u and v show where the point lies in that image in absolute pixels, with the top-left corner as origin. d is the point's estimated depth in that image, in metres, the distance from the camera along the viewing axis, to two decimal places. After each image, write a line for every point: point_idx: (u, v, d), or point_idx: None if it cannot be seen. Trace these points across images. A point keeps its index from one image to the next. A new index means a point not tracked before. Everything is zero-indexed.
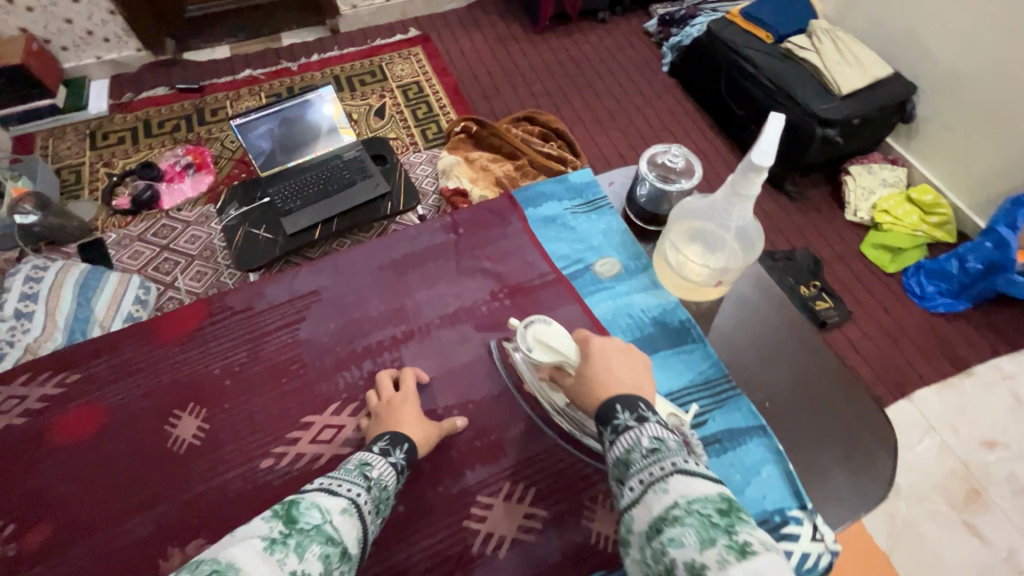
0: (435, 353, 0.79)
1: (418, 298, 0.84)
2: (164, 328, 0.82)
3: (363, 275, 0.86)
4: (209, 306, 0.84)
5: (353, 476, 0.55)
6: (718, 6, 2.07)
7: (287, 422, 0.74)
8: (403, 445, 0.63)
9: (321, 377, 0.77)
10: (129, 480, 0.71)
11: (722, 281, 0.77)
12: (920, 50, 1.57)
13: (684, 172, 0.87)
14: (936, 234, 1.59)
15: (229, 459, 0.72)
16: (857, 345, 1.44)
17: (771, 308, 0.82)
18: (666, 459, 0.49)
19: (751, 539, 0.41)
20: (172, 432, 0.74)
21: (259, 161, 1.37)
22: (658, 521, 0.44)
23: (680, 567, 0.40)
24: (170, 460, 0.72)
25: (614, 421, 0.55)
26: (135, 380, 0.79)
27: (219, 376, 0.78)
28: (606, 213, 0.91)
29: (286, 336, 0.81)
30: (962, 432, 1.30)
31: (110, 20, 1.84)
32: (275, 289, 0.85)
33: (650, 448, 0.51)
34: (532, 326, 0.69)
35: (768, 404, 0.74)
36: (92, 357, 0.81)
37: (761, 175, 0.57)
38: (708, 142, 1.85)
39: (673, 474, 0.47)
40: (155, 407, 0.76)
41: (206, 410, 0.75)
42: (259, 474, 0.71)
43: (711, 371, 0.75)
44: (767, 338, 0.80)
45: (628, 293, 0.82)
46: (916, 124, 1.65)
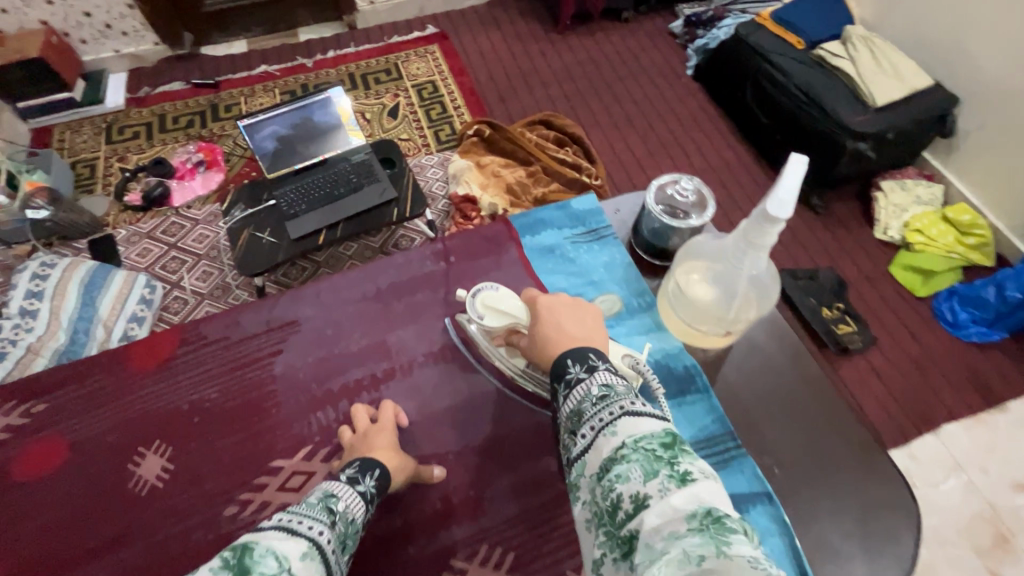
0: (416, 395, 0.74)
1: (402, 332, 0.79)
2: (133, 357, 0.78)
3: (357, 292, 0.83)
4: (183, 333, 0.80)
5: (316, 511, 0.50)
6: (748, 8, 1.98)
7: (254, 467, 0.70)
8: (374, 470, 0.59)
9: (294, 418, 0.73)
10: (88, 522, 0.68)
11: (731, 332, 0.69)
12: (965, 60, 1.47)
13: (695, 207, 0.80)
14: (972, 257, 1.49)
15: (192, 506, 0.68)
16: (881, 374, 1.37)
17: (784, 352, 0.76)
18: (615, 404, 0.49)
19: (692, 469, 0.42)
20: (134, 472, 0.70)
21: (264, 160, 1.34)
22: (606, 461, 0.45)
23: (626, 501, 0.42)
24: (131, 504, 0.68)
25: (566, 375, 0.55)
26: (100, 414, 0.75)
27: (189, 412, 0.74)
28: (610, 244, 0.84)
29: (261, 371, 0.76)
30: (992, 473, 1.22)
31: (129, 13, 1.84)
32: (251, 318, 0.80)
33: (600, 395, 0.51)
34: (479, 294, 0.71)
35: (777, 469, 0.67)
36: (60, 386, 0.77)
37: (778, 226, 0.53)
38: (731, 152, 1.77)
39: (621, 418, 0.47)
40: (119, 444, 0.72)
41: (172, 449, 0.71)
42: (226, 516, 0.67)
43: (713, 427, 0.68)
44: (778, 390, 0.73)
45: (628, 334, 0.75)
46: (957, 138, 1.55)
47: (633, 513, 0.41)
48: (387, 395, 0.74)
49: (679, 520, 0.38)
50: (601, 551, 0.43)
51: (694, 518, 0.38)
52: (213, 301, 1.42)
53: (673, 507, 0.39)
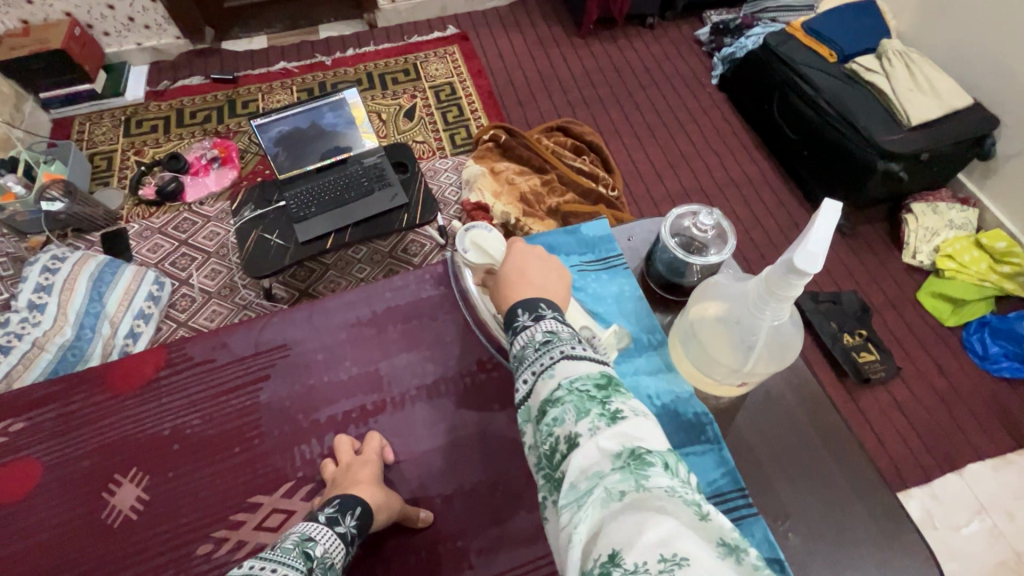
0: (407, 429, 0.72)
1: (397, 361, 0.77)
2: (115, 378, 0.76)
3: (355, 311, 0.81)
4: (169, 354, 0.78)
5: (292, 556, 0.47)
6: (779, 16, 1.91)
7: (231, 503, 0.68)
8: (355, 509, 0.57)
9: (278, 449, 0.71)
10: (61, 552, 0.66)
11: (747, 383, 0.64)
12: (1008, 81, 1.39)
13: (713, 242, 0.74)
14: (1006, 286, 1.42)
15: (165, 541, 0.66)
16: (903, 409, 1.30)
17: (798, 400, 0.71)
18: (556, 347, 0.47)
19: (624, 407, 0.41)
20: (108, 502, 0.69)
21: (276, 164, 1.32)
22: (543, 404, 0.43)
23: (561, 444, 0.40)
24: (104, 535, 0.67)
25: (514, 324, 0.51)
26: (77, 437, 0.73)
27: (168, 439, 0.72)
28: (620, 275, 0.80)
29: (246, 399, 0.74)
30: (1019, 521, 1.16)
31: (151, 7, 1.84)
32: (240, 340, 0.78)
33: (543, 340, 0.48)
34: (471, 230, 0.68)
35: (790, 535, 0.62)
36: (41, 404, 0.76)
37: (804, 281, 0.47)
38: (754, 166, 1.72)
39: (561, 361, 0.45)
40: (95, 470, 0.71)
41: (149, 478, 0.69)
42: (199, 554, 0.65)
43: (723, 481, 0.64)
44: (790, 446, 0.68)
45: (636, 372, 0.71)
46: (996, 161, 1.47)
47: (566, 454, 0.39)
48: (380, 424, 0.72)
49: (605, 459, 0.37)
50: (541, 494, 0.41)
51: (618, 458, 0.37)
52: (221, 300, 1.41)
53: (600, 448, 0.38)
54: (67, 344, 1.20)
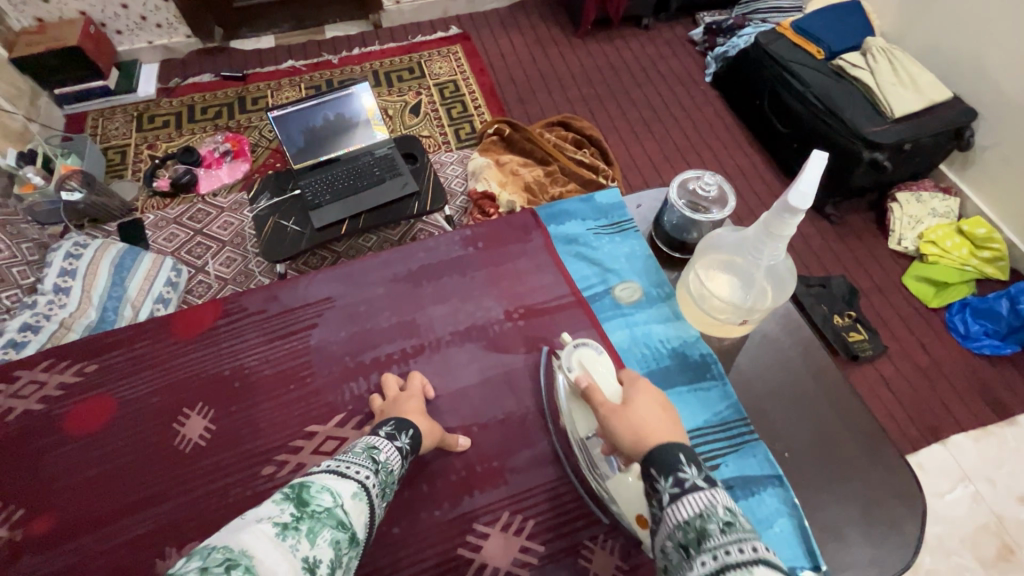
0: (442, 370, 0.78)
1: (430, 313, 0.83)
2: (180, 326, 0.83)
3: (392, 269, 0.88)
4: (225, 305, 0.85)
5: (361, 459, 0.54)
6: (769, 17, 1.99)
7: (290, 430, 0.74)
8: (409, 430, 0.62)
9: (329, 386, 0.77)
10: (135, 477, 0.72)
11: (748, 320, 0.70)
12: (985, 75, 1.48)
13: (715, 202, 0.82)
14: (986, 270, 1.49)
15: (230, 465, 0.72)
16: (890, 381, 1.38)
17: (798, 350, 0.77)
18: (747, 539, 0.40)
19: None
20: (179, 431, 0.75)
21: (292, 152, 1.38)
22: None
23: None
24: (176, 460, 0.73)
25: (680, 475, 0.47)
26: (147, 376, 0.80)
27: (230, 377, 0.79)
28: (631, 237, 0.89)
29: (298, 342, 0.81)
30: (999, 485, 1.23)
31: (163, 6, 1.89)
32: (289, 293, 0.85)
33: (726, 521, 0.42)
34: (579, 348, 0.71)
35: (786, 454, 0.69)
36: (111, 349, 0.82)
37: (797, 218, 0.54)
38: (747, 158, 1.79)
39: (756, 562, 0.37)
40: (165, 406, 0.77)
41: (215, 412, 0.76)
42: (263, 475, 0.71)
43: (728, 413, 0.71)
44: (788, 386, 0.74)
45: (646, 322, 0.79)
46: (974, 152, 1.56)
47: None
48: (419, 365, 0.78)
49: None
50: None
51: None
52: (235, 287, 1.46)
53: None
54: (92, 325, 1.25)
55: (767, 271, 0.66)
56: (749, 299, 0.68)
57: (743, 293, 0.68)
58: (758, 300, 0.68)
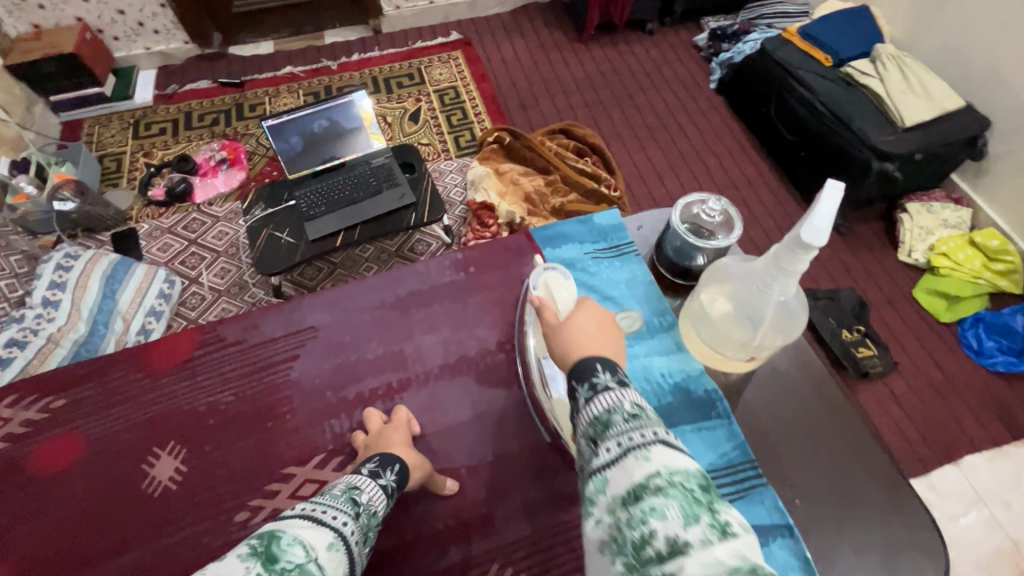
0: (430, 406, 0.76)
1: (419, 343, 0.81)
2: (152, 357, 0.80)
3: (380, 295, 0.85)
4: (202, 335, 0.82)
5: (340, 502, 0.51)
6: (775, 22, 1.94)
7: (266, 473, 0.71)
8: (394, 465, 0.60)
9: (309, 424, 0.75)
10: (102, 520, 0.70)
11: (754, 358, 0.66)
12: (999, 83, 1.43)
13: (721, 228, 0.78)
14: (999, 283, 1.45)
15: (201, 512, 0.69)
16: (901, 399, 1.34)
17: (803, 379, 0.74)
18: (649, 426, 0.43)
19: (731, 519, 0.38)
20: (148, 472, 0.72)
21: (285, 160, 1.36)
22: (637, 488, 0.39)
23: (659, 540, 0.37)
24: (143, 505, 0.70)
25: (592, 379, 0.48)
26: (117, 412, 0.77)
27: (204, 414, 0.76)
28: (631, 261, 0.83)
29: (277, 376, 0.78)
30: (1015, 509, 1.18)
31: (161, 12, 1.88)
32: (270, 323, 0.82)
33: (631, 413, 0.45)
34: (548, 271, 0.74)
35: (797, 501, 0.66)
36: (80, 383, 0.80)
37: (810, 254, 0.50)
38: (752, 167, 1.76)
39: (656, 444, 0.42)
40: (133, 443, 0.75)
41: (186, 452, 0.73)
42: (237, 521, 0.68)
43: (734, 455, 0.67)
44: (797, 423, 0.71)
45: (648, 355, 0.74)
46: (987, 162, 1.52)
47: (668, 559, 0.36)
48: (407, 398, 0.76)
49: None
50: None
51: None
52: (230, 299, 1.43)
53: (717, 562, 0.34)
54: (80, 340, 1.22)
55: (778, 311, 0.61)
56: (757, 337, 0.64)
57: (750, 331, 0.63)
58: (767, 339, 0.63)
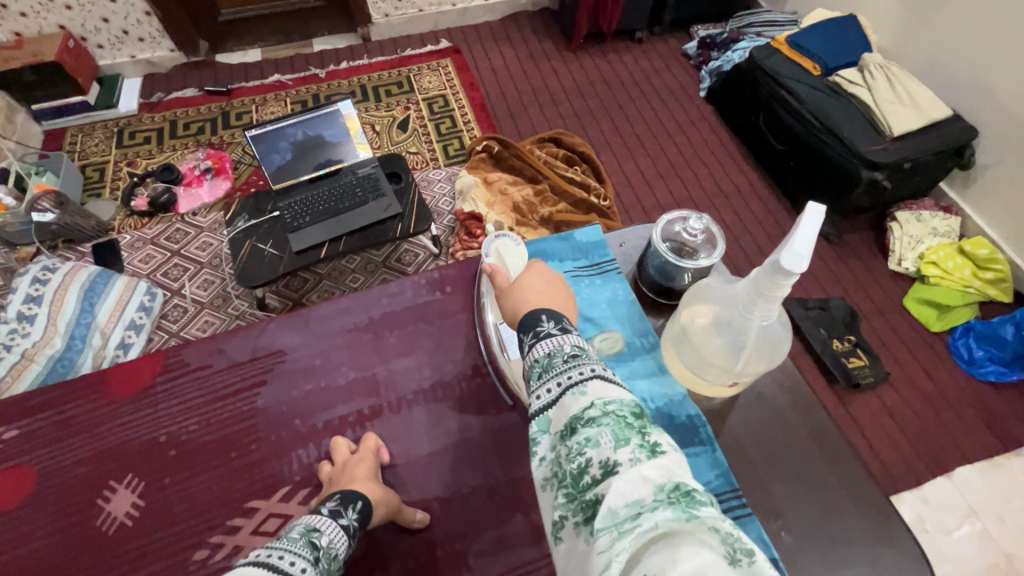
0: (401, 434, 0.74)
1: (392, 366, 0.79)
2: (114, 385, 0.79)
3: (351, 318, 0.83)
4: (166, 361, 0.81)
5: (299, 546, 0.50)
6: (764, 30, 1.94)
7: (228, 508, 0.70)
8: (356, 503, 0.61)
9: (275, 454, 0.73)
10: (57, 559, 0.69)
11: (738, 383, 0.65)
12: (986, 93, 1.43)
13: (703, 247, 0.76)
14: (989, 292, 1.45)
15: (157, 551, 0.68)
16: (892, 411, 1.32)
17: (788, 398, 0.73)
18: (586, 365, 0.46)
19: (662, 440, 0.39)
20: (103, 508, 0.71)
21: (271, 173, 1.34)
22: (573, 419, 0.42)
23: (594, 466, 0.38)
24: (99, 541, 0.69)
25: (537, 329, 0.52)
26: (75, 444, 0.76)
27: (165, 444, 0.75)
28: (613, 279, 0.81)
29: (242, 406, 0.77)
30: (1008, 523, 1.17)
31: (145, 20, 1.86)
32: (236, 346, 0.81)
33: (571, 354, 0.48)
34: (499, 240, 0.80)
35: (784, 534, 0.62)
36: (37, 413, 0.78)
37: (791, 280, 0.48)
38: (742, 176, 1.75)
39: (592, 379, 0.44)
40: (92, 476, 0.74)
41: (144, 485, 0.72)
42: (195, 559, 0.67)
43: (717, 483, 0.64)
44: (783, 452, 0.68)
45: (629, 377, 0.71)
46: (976, 171, 1.51)
47: (600, 479, 0.37)
48: (380, 421, 0.75)
49: (647, 490, 0.35)
50: (560, 514, 0.39)
51: (662, 489, 0.35)
52: (213, 311, 1.40)
53: (643, 477, 0.36)
54: (56, 356, 1.19)
55: (762, 337, 0.60)
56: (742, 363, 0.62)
57: (733, 355, 0.62)
58: (753, 364, 0.62)
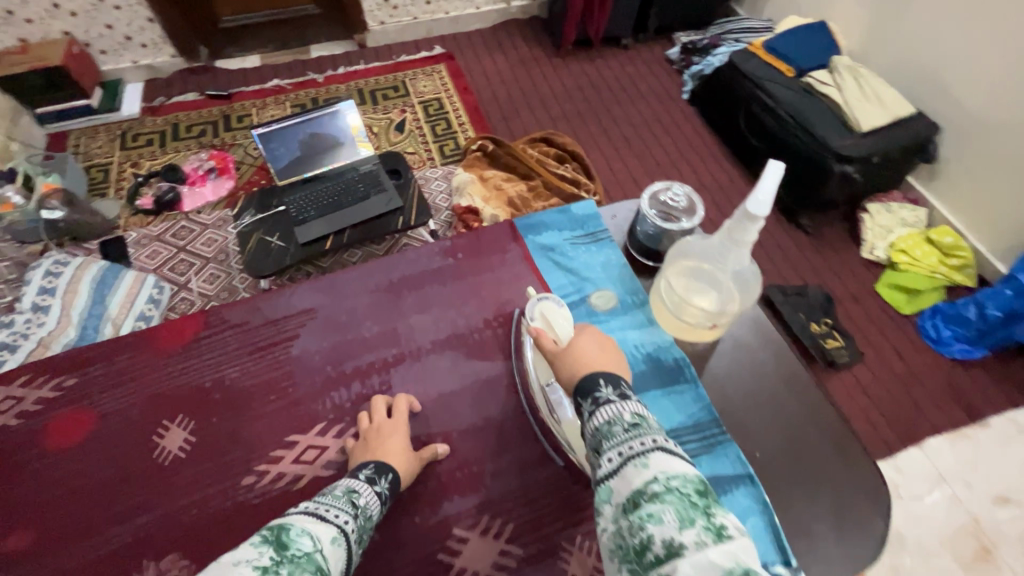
0: (422, 378, 0.82)
1: (411, 321, 0.87)
2: (160, 337, 0.85)
3: (373, 281, 0.92)
4: (207, 318, 0.87)
5: (340, 502, 0.60)
6: (743, 36, 2.04)
7: (271, 441, 0.77)
8: (388, 474, 0.67)
9: (311, 397, 0.80)
10: (113, 491, 0.74)
11: (717, 325, 0.78)
12: (945, 92, 1.55)
13: (686, 211, 0.88)
14: (955, 277, 1.55)
15: (211, 477, 0.75)
16: (866, 388, 1.41)
17: (762, 344, 0.84)
18: (647, 435, 0.49)
19: (726, 522, 0.42)
20: (158, 443, 0.77)
21: (276, 167, 1.40)
22: (636, 495, 0.45)
23: (657, 544, 0.41)
24: (155, 472, 0.75)
25: (596, 394, 0.55)
26: (126, 389, 0.82)
27: (210, 388, 0.81)
28: (606, 247, 0.94)
29: (281, 353, 0.84)
30: (976, 487, 1.25)
31: (148, 27, 1.92)
32: (271, 305, 0.88)
33: (631, 423, 0.51)
34: (542, 302, 0.81)
35: (757, 454, 0.75)
36: (88, 363, 0.84)
37: (756, 223, 0.63)
38: (724, 172, 1.85)
39: (654, 452, 0.47)
40: (143, 418, 0.79)
41: (195, 423, 0.78)
42: (244, 485, 0.74)
43: (701, 415, 0.76)
44: (761, 391, 0.80)
45: (622, 329, 0.84)
46: (940, 165, 1.62)
47: (664, 559, 0.40)
48: (399, 373, 0.83)
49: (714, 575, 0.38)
50: None
51: None
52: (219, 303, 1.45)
53: (709, 562, 0.39)
54: (71, 344, 1.23)
55: (734, 276, 0.75)
56: (720, 302, 0.76)
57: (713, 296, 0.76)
58: (728, 302, 0.76)
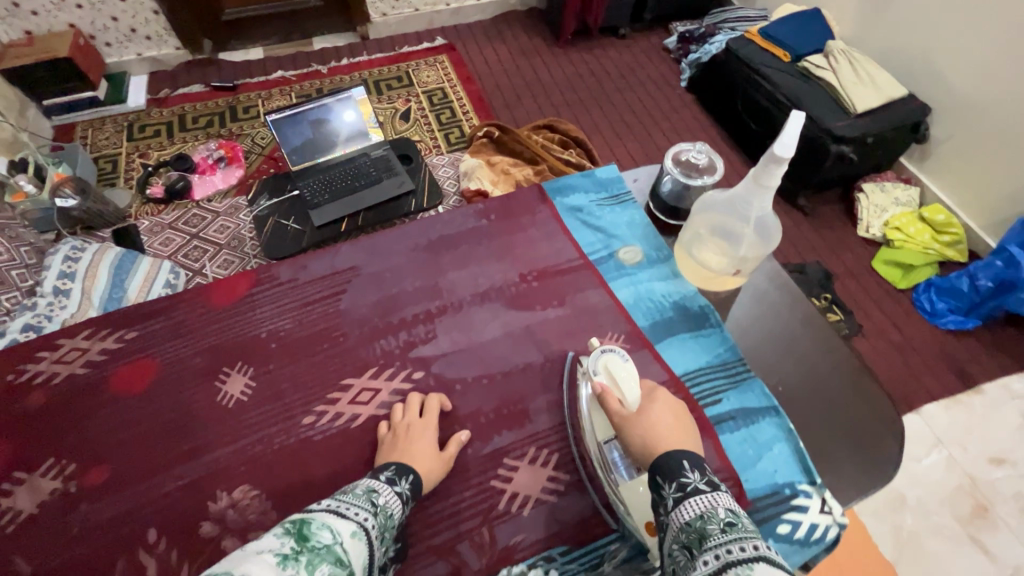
0: (463, 327, 0.87)
1: (450, 277, 0.93)
2: (215, 295, 0.91)
3: (410, 242, 0.98)
4: (256, 276, 0.93)
5: (360, 501, 0.58)
6: (738, 25, 2.09)
7: (327, 384, 0.82)
8: (408, 475, 0.67)
9: (360, 344, 0.86)
10: (179, 431, 0.79)
11: (739, 271, 0.87)
12: (935, 74, 1.61)
13: (706, 169, 0.96)
14: (947, 253, 1.61)
15: (276, 416, 0.79)
16: (866, 357, 1.47)
17: (780, 292, 0.93)
18: (747, 539, 0.46)
19: None
20: (221, 388, 0.82)
21: (292, 156, 1.42)
22: None
23: None
24: (219, 413, 0.80)
25: (682, 480, 0.55)
26: (188, 341, 0.87)
27: (266, 339, 0.87)
28: (629, 207, 1.02)
29: (330, 306, 0.90)
30: (971, 449, 1.31)
31: (153, 19, 1.93)
32: (317, 263, 0.95)
33: (726, 521, 0.49)
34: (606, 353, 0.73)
35: (780, 387, 0.84)
36: (149, 318, 0.90)
37: (782, 166, 0.67)
38: (724, 156, 1.89)
39: (756, 557, 0.43)
40: (205, 366, 0.84)
41: (253, 369, 0.83)
42: (305, 423, 0.78)
43: (727, 354, 0.84)
44: (775, 330, 0.89)
45: (649, 280, 0.93)
46: (931, 145, 1.68)
47: None
48: (443, 323, 0.88)
49: None
50: None
51: None
52: None
53: None
54: None
55: (756, 226, 0.81)
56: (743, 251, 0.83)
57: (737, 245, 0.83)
58: (751, 250, 0.83)
